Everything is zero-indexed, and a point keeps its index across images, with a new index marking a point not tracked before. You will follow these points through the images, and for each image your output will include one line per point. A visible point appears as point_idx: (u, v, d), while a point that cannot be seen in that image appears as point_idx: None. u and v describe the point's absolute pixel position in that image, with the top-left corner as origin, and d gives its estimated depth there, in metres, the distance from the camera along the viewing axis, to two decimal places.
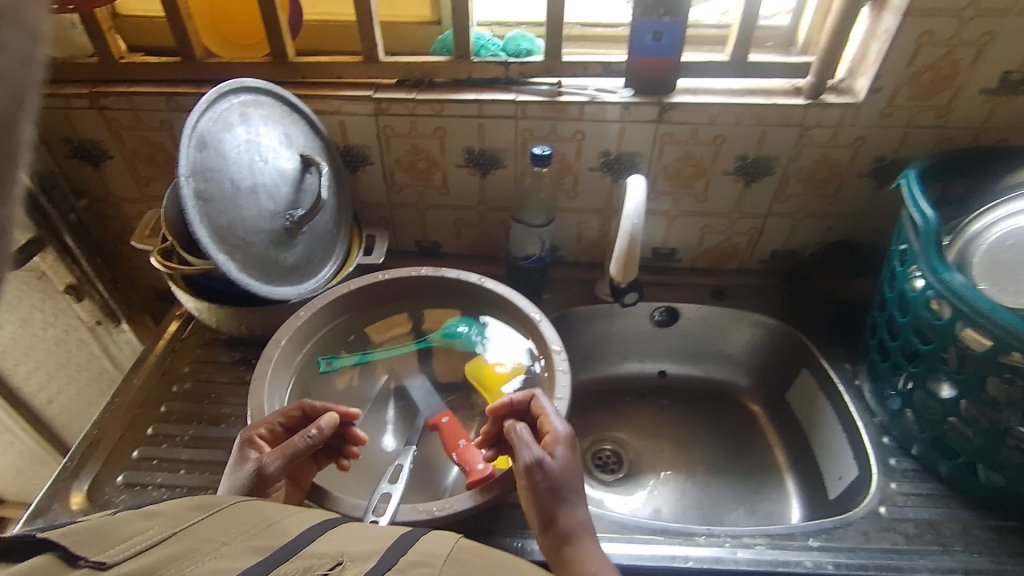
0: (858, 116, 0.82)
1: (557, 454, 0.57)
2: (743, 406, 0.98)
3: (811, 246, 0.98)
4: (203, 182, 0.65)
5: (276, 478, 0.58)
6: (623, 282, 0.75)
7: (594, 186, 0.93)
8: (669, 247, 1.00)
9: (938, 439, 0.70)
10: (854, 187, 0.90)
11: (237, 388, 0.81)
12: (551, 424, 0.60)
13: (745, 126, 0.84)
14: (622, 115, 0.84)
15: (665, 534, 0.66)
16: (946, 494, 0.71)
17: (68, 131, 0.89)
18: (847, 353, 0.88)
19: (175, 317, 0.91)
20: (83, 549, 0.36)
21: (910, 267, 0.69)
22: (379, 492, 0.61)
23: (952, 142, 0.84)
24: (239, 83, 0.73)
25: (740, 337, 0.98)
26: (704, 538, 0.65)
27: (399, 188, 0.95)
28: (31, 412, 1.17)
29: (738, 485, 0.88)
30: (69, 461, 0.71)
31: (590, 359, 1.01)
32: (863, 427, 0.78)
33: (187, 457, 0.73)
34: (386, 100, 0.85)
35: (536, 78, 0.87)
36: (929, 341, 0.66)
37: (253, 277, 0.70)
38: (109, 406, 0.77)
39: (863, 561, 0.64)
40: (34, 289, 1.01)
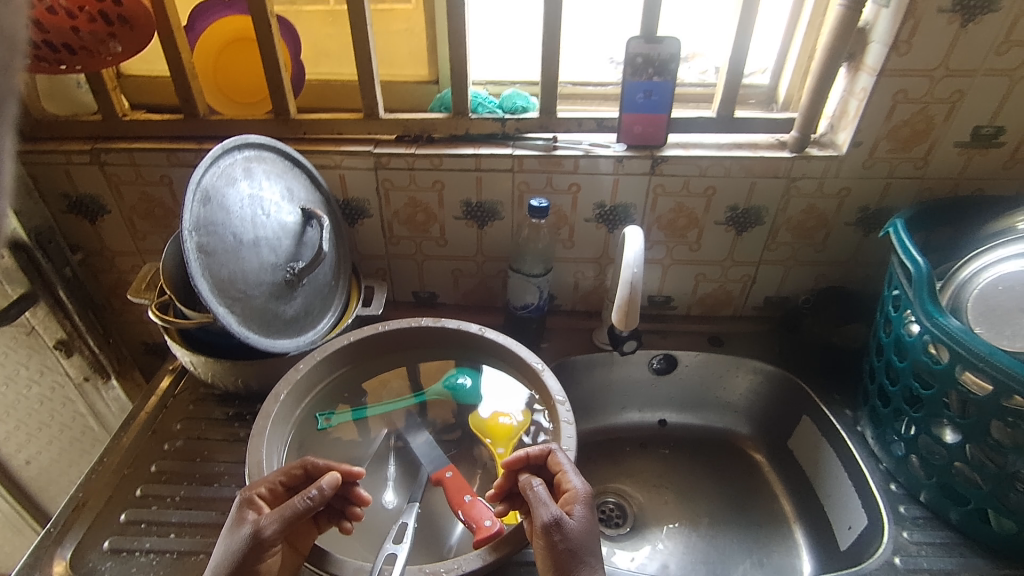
0: (841, 168, 0.85)
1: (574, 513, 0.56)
2: (746, 454, 0.97)
3: (803, 292, 1.00)
4: (206, 235, 0.65)
5: (273, 542, 0.56)
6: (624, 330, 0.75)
7: (589, 236, 0.94)
8: (664, 295, 1.01)
9: (946, 484, 0.70)
10: (841, 235, 0.92)
11: (230, 445, 0.79)
12: (567, 481, 0.59)
13: (735, 177, 0.87)
14: (616, 168, 0.87)
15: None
16: (959, 542, 0.70)
17: (66, 186, 0.90)
18: (846, 399, 0.89)
19: (167, 372, 0.89)
20: None
21: (905, 312, 0.70)
22: (384, 552, 0.60)
23: (932, 192, 0.88)
24: (243, 139, 0.75)
25: (739, 383, 0.98)
26: None
27: (397, 240, 0.96)
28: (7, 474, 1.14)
29: (745, 537, 0.86)
30: (53, 527, 0.68)
31: (590, 409, 1.00)
32: (869, 474, 0.78)
33: (178, 519, 0.70)
34: (386, 155, 0.87)
35: (531, 134, 0.90)
36: (929, 385, 0.67)
37: (252, 330, 0.69)
38: (97, 467, 0.75)
39: None
40: (22, 344, 0.98)
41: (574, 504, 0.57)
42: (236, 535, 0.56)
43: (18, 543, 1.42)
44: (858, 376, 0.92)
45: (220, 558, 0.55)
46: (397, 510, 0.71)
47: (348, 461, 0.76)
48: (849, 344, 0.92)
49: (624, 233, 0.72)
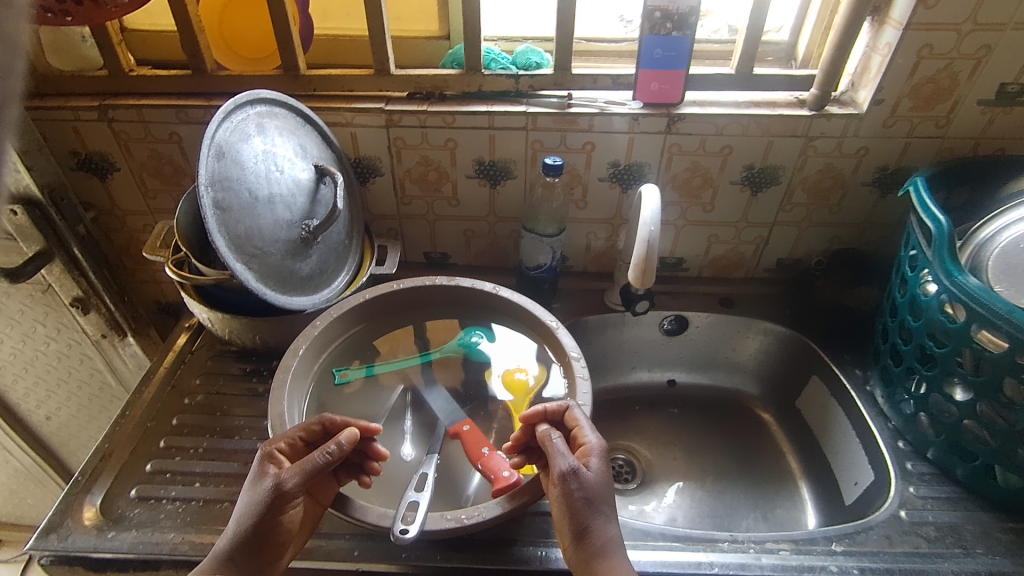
0: (861, 127, 0.84)
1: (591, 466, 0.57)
2: (754, 414, 0.99)
3: (816, 254, 1.00)
4: (222, 192, 0.65)
5: (294, 494, 0.57)
6: (640, 289, 0.75)
7: (602, 196, 0.94)
8: (676, 256, 1.01)
9: (954, 442, 0.71)
10: (857, 195, 0.91)
11: (249, 400, 0.80)
12: (584, 435, 0.60)
13: (752, 136, 0.85)
14: (631, 126, 0.85)
15: (687, 539, 0.66)
16: (964, 497, 0.71)
17: (75, 143, 0.89)
18: (857, 359, 0.89)
19: (184, 330, 0.90)
20: None
21: (921, 272, 0.70)
22: (406, 500, 0.61)
23: (952, 152, 0.86)
24: (255, 94, 0.73)
25: (749, 345, 0.99)
26: (728, 544, 0.65)
27: (409, 199, 0.96)
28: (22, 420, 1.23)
29: (752, 492, 0.88)
30: (81, 476, 0.70)
31: (600, 369, 1.01)
32: (877, 432, 0.79)
33: (202, 470, 0.71)
34: (398, 113, 0.85)
35: (545, 91, 0.88)
36: (943, 345, 0.68)
37: (269, 287, 0.69)
38: (120, 419, 0.76)
39: (887, 565, 0.64)
40: (39, 302, 1.01)
41: (591, 457, 0.58)
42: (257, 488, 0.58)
43: (42, 495, 1.47)
44: (868, 337, 0.93)
45: (243, 510, 0.57)
46: (415, 462, 0.72)
47: (365, 416, 0.77)
48: (861, 306, 0.92)
49: (640, 190, 0.71)
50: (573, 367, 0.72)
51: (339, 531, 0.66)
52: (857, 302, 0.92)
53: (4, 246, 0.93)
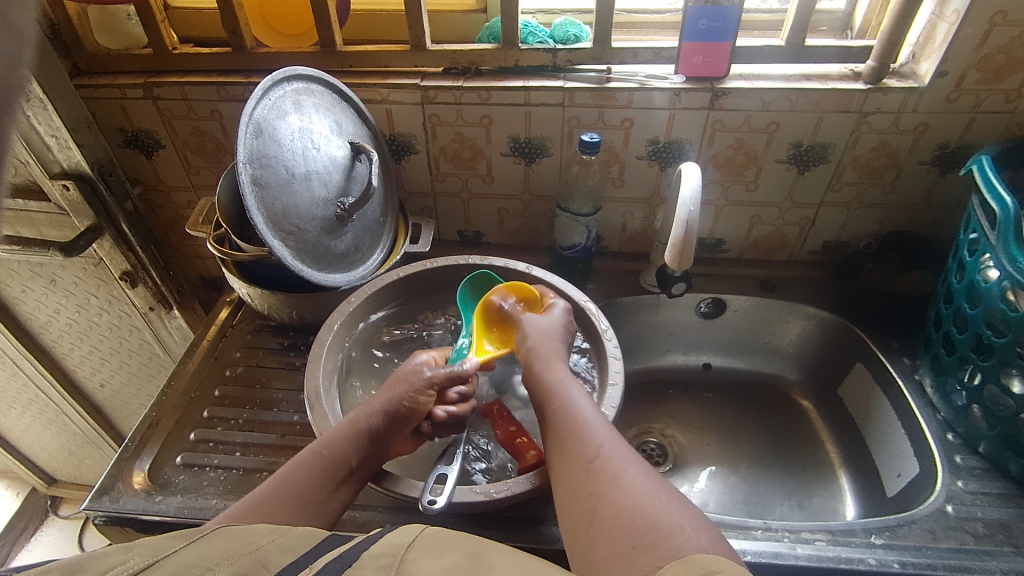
0: (920, 101, 0.79)
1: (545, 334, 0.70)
2: (793, 401, 0.96)
3: (866, 237, 0.95)
4: (260, 168, 0.65)
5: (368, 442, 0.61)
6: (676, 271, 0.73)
7: (640, 174, 0.91)
8: (716, 237, 0.98)
9: (1009, 436, 0.67)
10: (913, 174, 0.86)
11: (286, 373, 0.82)
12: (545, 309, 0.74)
13: (801, 112, 0.81)
14: (672, 102, 0.82)
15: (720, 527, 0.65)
16: (1017, 494, 0.68)
17: (122, 121, 0.91)
18: (905, 347, 0.85)
19: (225, 305, 0.93)
20: None
21: (982, 256, 0.66)
22: (435, 473, 0.62)
23: (1022, 128, 0.80)
24: (292, 71, 0.73)
25: (790, 330, 0.96)
26: (761, 532, 0.64)
27: (444, 177, 0.95)
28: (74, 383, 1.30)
29: (786, 480, 0.86)
30: (131, 442, 0.73)
31: (634, 351, 1.00)
32: (925, 422, 0.76)
33: (242, 440, 0.74)
34: (433, 88, 0.84)
35: (584, 66, 0.85)
36: (1003, 334, 0.64)
37: (306, 263, 0.70)
38: (166, 390, 0.79)
39: (930, 561, 0.62)
40: (91, 275, 1.06)
41: (536, 326, 0.71)
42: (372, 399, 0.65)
43: (97, 457, 1.55)
44: (920, 324, 0.88)
45: (333, 434, 0.61)
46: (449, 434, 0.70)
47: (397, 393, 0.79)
48: (911, 292, 0.88)
49: (680, 168, 0.69)
50: (606, 348, 0.72)
51: (371, 503, 0.67)
52: (907, 288, 0.88)
53: (59, 222, 0.97)
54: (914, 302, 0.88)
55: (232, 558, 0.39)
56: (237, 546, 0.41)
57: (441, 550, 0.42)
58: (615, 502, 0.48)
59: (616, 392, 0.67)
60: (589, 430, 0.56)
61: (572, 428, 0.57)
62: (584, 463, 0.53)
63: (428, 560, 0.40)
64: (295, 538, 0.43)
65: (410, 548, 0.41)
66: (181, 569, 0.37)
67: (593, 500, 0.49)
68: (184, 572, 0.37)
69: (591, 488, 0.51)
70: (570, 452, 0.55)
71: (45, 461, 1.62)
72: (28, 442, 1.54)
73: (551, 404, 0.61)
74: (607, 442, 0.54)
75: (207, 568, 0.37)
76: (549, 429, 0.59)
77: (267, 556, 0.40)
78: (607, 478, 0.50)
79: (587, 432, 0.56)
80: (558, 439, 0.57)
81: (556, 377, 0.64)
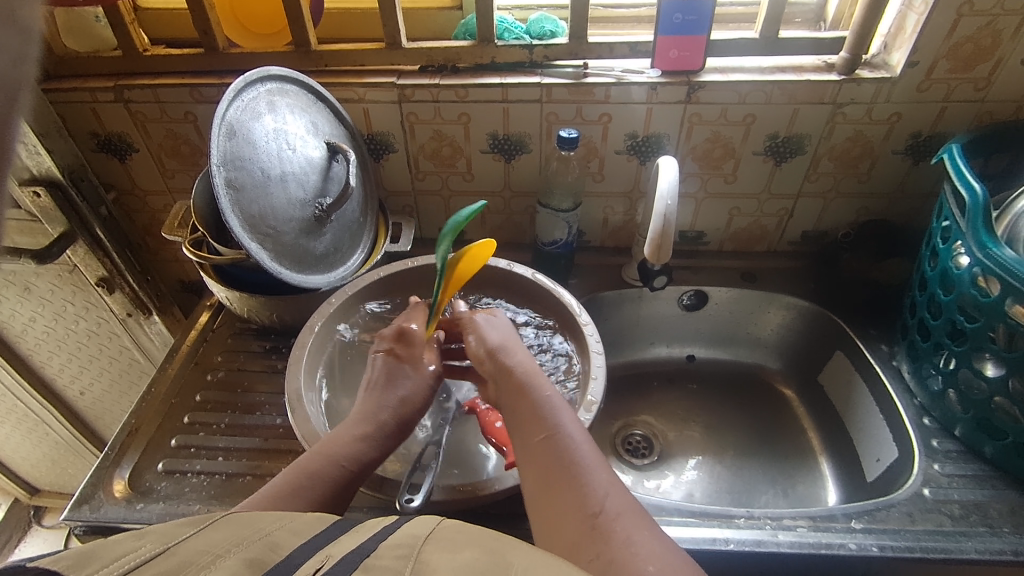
0: (893, 91, 0.80)
1: (507, 342, 0.65)
2: (774, 389, 0.97)
3: (842, 226, 0.96)
4: (234, 171, 0.65)
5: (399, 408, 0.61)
6: (656, 265, 0.73)
7: (620, 169, 0.91)
8: (696, 230, 0.99)
9: (983, 419, 0.69)
10: (888, 164, 0.87)
11: (269, 376, 0.82)
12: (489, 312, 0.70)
13: (777, 103, 0.82)
14: (650, 96, 0.82)
15: (708, 518, 0.65)
16: (992, 475, 0.69)
17: (94, 125, 0.90)
18: (882, 335, 0.87)
19: (205, 308, 0.92)
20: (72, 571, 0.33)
21: (954, 243, 0.67)
22: (414, 472, 0.62)
23: (992, 116, 0.82)
24: (265, 71, 0.73)
25: (770, 320, 0.97)
26: (744, 521, 0.65)
27: (423, 175, 0.95)
28: (51, 391, 1.28)
29: (770, 468, 0.87)
30: (110, 450, 0.72)
31: (618, 345, 1.00)
32: (902, 407, 0.77)
33: (224, 445, 0.73)
34: (410, 87, 0.84)
35: (560, 61, 0.85)
36: (975, 320, 0.65)
37: (285, 266, 0.70)
38: (145, 396, 0.78)
39: (908, 543, 0.63)
40: (67, 282, 1.04)
41: (495, 336, 0.65)
42: (382, 384, 0.63)
43: (80, 466, 1.53)
44: (897, 311, 0.89)
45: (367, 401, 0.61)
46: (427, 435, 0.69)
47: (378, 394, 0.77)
48: (888, 280, 0.89)
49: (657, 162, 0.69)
50: (586, 344, 0.72)
51: (357, 505, 0.67)
52: (884, 275, 0.89)
53: (31, 228, 0.96)
54: (891, 290, 0.89)
55: (238, 545, 0.38)
56: (242, 532, 0.40)
57: (460, 547, 0.40)
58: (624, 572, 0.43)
59: (598, 386, 0.67)
60: (587, 476, 0.51)
61: (566, 469, 0.51)
62: (586, 519, 0.48)
63: (435, 547, 0.40)
64: (299, 523, 0.43)
65: (428, 540, 0.41)
66: (191, 557, 0.36)
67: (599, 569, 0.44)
68: (193, 559, 0.36)
69: (594, 550, 0.46)
70: (567, 503, 0.49)
71: (27, 472, 1.59)
72: (8, 454, 1.51)
73: (535, 438, 0.55)
74: (609, 493, 0.49)
75: (217, 555, 0.37)
76: (536, 465, 0.53)
77: (273, 542, 0.39)
78: (618, 539, 0.46)
79: (585, 478, 0.51)
80: (546, 484, 0.51)
81: (542, 400, 0.58)
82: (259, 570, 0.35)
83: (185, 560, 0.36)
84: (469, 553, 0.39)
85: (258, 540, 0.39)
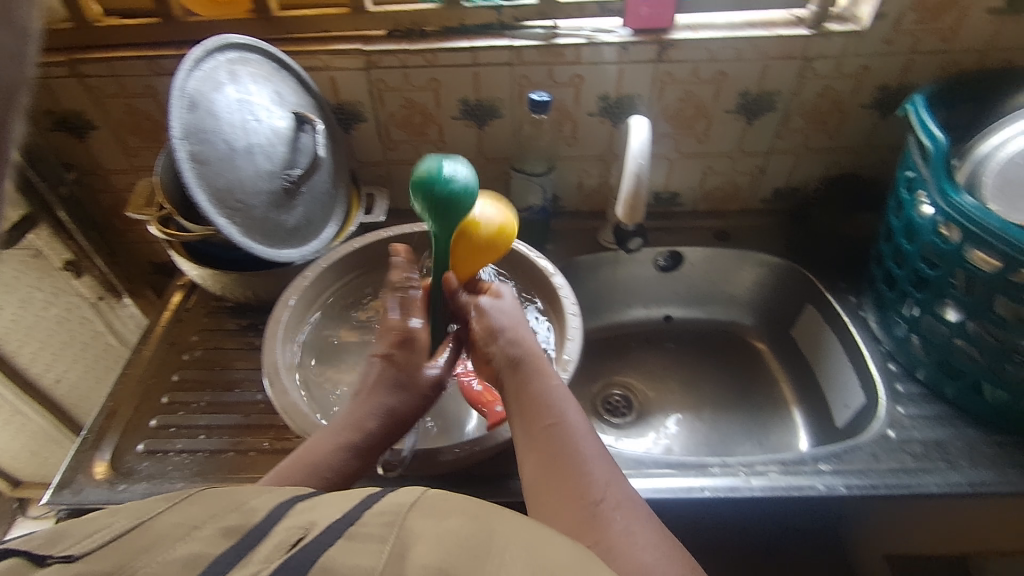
0: (861, 45, 0.80)
1: (511, 327, 0.61)
2: (749, 345, 0.99)
3: (813, 182, 0.97)
4: (197, 144, 0.63)
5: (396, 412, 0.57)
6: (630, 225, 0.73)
7: (593, 132, 0.91)
8: (671, 191, 0.99)
9: (944, 362, 0.72)
10: (856, 118, 0.88)
11: (247, 353, 0.82)
12: (491, 293, 0.65)
13: (747, 60, 0.82)
14: (620, 56, 0.82)
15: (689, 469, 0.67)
16: (952, 415, 0.72)
17: (49, 102, 0.86)
18: (851, 287, 0.89)
19: (178, 288, 0.90)
20: (47, 549, 0.35)
21: (918, 193, 0.69)
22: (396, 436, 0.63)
23: (957, 67, 0.82)
24: (224, 39, 0.71)
25: (744, 277, 0.98)
26: (718, 469, 0.67)
27: (395, 144, 0.93)
28: None
29: (746, 420, 0.90)
30: (89, 433, 0.72)
31: (596, 308, 1.01)
32: (869, 354, 0.80)
33: (205, 423, 0.73)
34: (377, 53, 0.82)
35: (529, 22, 0.84)
36: (936, 267, 0.67)
37: (256, 240, 0.69)
38: (121, 378, 0.78)
39: (874, 481, 0.66)
40: (33, 267, 1.01)
41: (501, 316, 0.62)
42: (375, 385, 0.57)
43: (61, 454, 1.52)
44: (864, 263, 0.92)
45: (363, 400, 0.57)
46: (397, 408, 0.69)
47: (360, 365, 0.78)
48: None
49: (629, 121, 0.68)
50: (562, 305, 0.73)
51: None
52: None
53: None
54: None
55: (218, 515, 0.39)
56: (223, 503, 0.40)
57: (444, 513, 0.40)
58: (624, 560, 0.43)
59: (574, 347, 0.69)
60: (590, 465, 0.50)
61: (568, 457, 0.50)
62: (586, 506, 0.47)
63: (415, 511, 0.40)
64: (281, 493, 0.43)
65: (413, 506, 0.41)
66: (165, 531, 0.37)
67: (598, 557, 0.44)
68: (167, 534, 0.37)
69: (593, 538, 0.45)
70: (568, 492, 0.49)
71: (7, 464, 1.57)
72: None
73: (540, 424, 0.53)
74: (610, 483, 0.49)
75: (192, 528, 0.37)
76: (538, 453, 0.52)
77: (254, 510, 0.40)
78: (618, 528, 0.46)
79: (586, 466, 0.50)
80: (552, 472, 0.50)
81: (547, 388, 0.56)
82: (235, 537, 0.37)
83: (163, 534, 0.36)
84: (457, 516, 0.40)
85: (239, 509, 0.40)
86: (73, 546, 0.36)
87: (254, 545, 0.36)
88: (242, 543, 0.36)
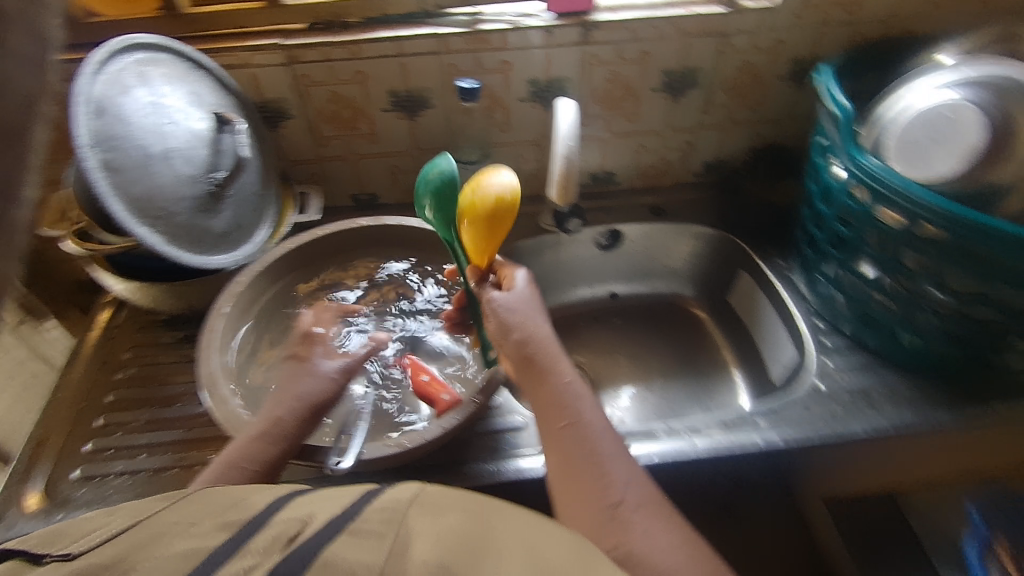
0: (772, 19, 0.84)
1: (524, 326, 0.61)
2: (689, 313, 1.03)
3: (741, 154, 1.01)
4: (108, 151, 0.60)
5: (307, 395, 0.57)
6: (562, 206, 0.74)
7: (526, 117, 0.91)
8: (606, 171, 1.01)
9: (867, 316, 0.76)
10: (775, 91, 0.92)
11: (185, 366, 0.79)
12: (508, 286, 0.64)
13: (667, 38, 0.84)
14: (546, 40, 0.82)
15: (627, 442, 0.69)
16: (877, 362, 0.77)
17: None
18: (780, 252, 0.94)
19: (105, 306, 0.86)
20: (46, 549, 0.38)
21: (831, 159, 0.73)
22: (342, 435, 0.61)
23: (862, 37, 0.87)
24: (129, 40, 0.68)
25: (681, 249, 1.02)
26: (665, 433, 0.70)
27: (327, 140, 0.91)
28: None
29: (690, 386, 0.94)
30: (18, 465, 0.68)
31: (543, 292, 1.02)
32: (800, 313, 0.84)
33: (145, 441, 0.70)
34: (299, 47, 0.80)
35: (454, 9, 0.84)
36: (852, 225, 0.71)
37: (181, 247, 0.66)
38: (49, 405, 0.74)
39: (807, 432, 0.70)
40: None
41: (512, 312, 0.62)
42: (288, 379, 0.59)
43: None
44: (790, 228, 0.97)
45: (278, 393, 0.58)
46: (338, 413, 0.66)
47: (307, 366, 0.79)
48: None
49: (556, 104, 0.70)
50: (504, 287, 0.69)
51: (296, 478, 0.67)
52: None
53: None
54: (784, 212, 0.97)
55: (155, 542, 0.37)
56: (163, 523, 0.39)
57: (443, 508, 0.39)
58: (644, 561, 0.46)
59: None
60: (608, 467, 0.52)
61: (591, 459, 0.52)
62: (604, 509, 0.49)
63: (417, 507, 0.39)
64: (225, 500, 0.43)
65: (414, 501, 0.40)
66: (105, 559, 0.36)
67: (619, 556, 0.46)
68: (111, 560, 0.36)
69: (613, 540, 0.48)
70: (588, 492, 0.51)
71: None
72: None
73: (557, 422, 0.55)
74: (628, 482, 0.51)
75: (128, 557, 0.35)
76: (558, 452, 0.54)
77: (200, 524, 0.39)
78: (636, 530, 0.48)
79: (606, 467, 0.52)
80: (568, 477, 0.52)
81: (563, 386, 0.57)
82: (223, 532, 0.38)
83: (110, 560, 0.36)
84: (446, 509, 0.39)
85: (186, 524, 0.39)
86: (69, 546, 0.37)
87: (254, 534, 0.37)
88: (241, 533, 0.37)
